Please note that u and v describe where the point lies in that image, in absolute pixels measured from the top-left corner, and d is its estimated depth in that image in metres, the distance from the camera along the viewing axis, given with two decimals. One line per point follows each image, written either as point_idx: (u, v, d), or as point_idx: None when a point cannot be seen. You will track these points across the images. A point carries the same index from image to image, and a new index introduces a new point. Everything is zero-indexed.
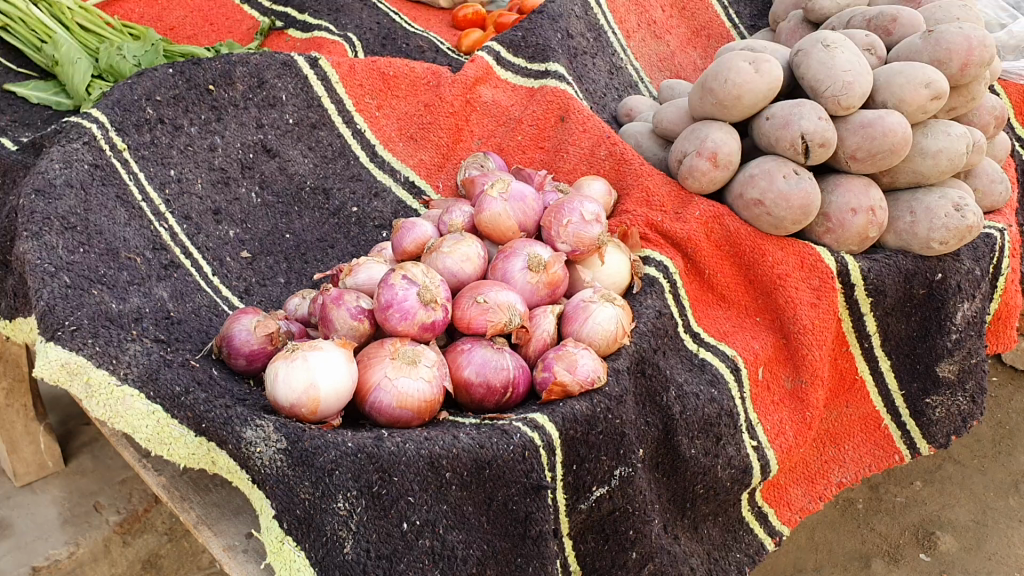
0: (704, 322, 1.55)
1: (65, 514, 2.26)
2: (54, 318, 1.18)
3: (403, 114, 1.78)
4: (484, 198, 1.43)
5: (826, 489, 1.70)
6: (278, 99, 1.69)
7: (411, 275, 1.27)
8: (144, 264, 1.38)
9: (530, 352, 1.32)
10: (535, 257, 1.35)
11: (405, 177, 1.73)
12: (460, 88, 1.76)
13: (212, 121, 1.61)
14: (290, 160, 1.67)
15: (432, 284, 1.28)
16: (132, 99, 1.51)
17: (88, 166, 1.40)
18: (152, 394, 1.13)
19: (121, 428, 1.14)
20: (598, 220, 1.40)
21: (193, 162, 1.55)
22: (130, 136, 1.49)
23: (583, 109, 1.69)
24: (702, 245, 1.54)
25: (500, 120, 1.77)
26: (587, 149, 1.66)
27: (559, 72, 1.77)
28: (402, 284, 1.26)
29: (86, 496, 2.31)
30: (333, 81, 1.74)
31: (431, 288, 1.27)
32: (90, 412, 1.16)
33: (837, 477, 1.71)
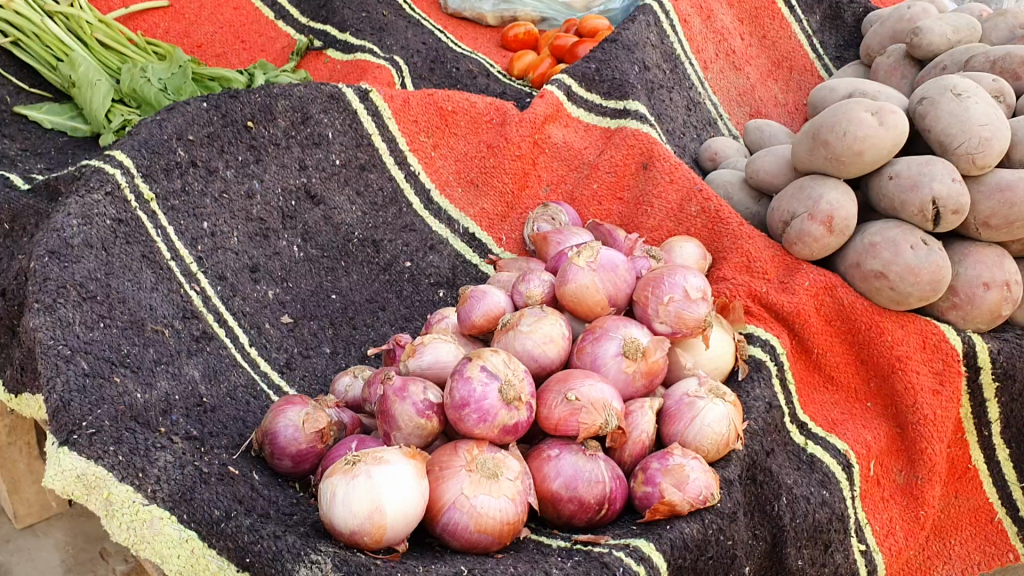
0: (811, 410, 1.35)
1: (70, 562, 1.89)
2: (68, 416, 0.98)
3: (462, 154, 1.58)
4: (569, 266, 1.23)
5: None
6: (324, 136, 1.49)
7: (491, 368, 1.07)
8: (173, 339, 1.18)
9: (625, 457, 1.12)
10: (632, 341, 1.15)
11: (464, 228, 1.53)
12: (528, 128, 1.55)
13: (251, 163, 1.41)
14: (336, 208, 1.47)
15: (515, 377, 1.08)
16: (162, 138, 1.31)
17: (111, 222, 1.21)
18: (185, 518, 0.94)
19: (147, 557, 0.95)
20: (704, 298, 1.20)
21: (228, 211, 1.36)
22: (158, 183, 1.29)
23: (668, 157, 1.49)
24: (812, 319, 1.35)
25: (572, 164, 1.57)
26: (674, 204, 1.46)
27: (640, 112, 1.56)
28: (481, 377, 1.06)
29: (92, 540, 1.93)
30: (385, 117, 1.55)
31: (515, 382, 1.07)
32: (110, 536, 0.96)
33: (940, 575, 1.47)
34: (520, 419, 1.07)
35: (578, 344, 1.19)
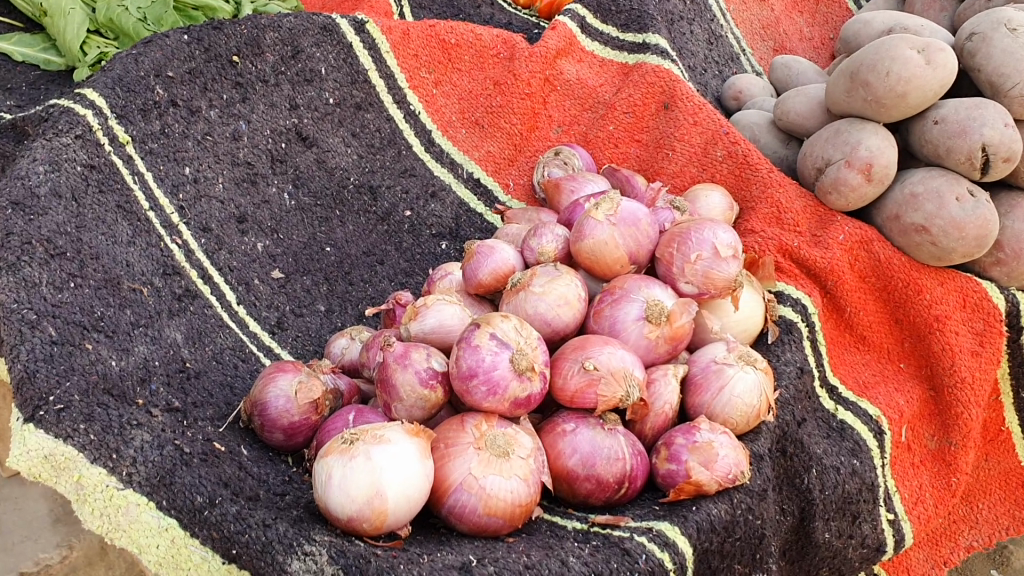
0: (841, 372, 1.26)
1: None
2: (33, 389, 0.88)
3: (466, 92, 1.46)
4: (585, 220, 1.13)
5: (953, 554, 1.37)
6: (316, 72, 1.36)
7: (501, 335, 0.98)
8: (152, 298, 1.08)
9: (646, 430, 1.04)
10: (655, 305, 1.05)
11: (469, 173, 1.43)
12: (539, 63, 1.43)
13: (237, 102, 1.29)
14: (330, 150, 1.36)
15: (528, 346, 0.98)
16: (138, 75, 1.19)
17: (82, 168, 1.10)
18: (165, 504, 0.85)
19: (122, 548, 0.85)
20: (734, 256, 1.09)
21: (212, 155, 1.24)
22: (134, 125, 1.18)
23: (691, 96, 1.37)
24: (845, 276, 1.25)
25: (586, 103, 1.46)
26: (697, 148, 1.34)
27: (660, 47, 1.43)
28: (490, 346, 0.97)
29: None
30: (383, 51, 1.42)
31: (528, 352, 0.98)
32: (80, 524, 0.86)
33: (967, 541, 1.38)
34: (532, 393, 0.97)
35: (594, 305, 1.10)
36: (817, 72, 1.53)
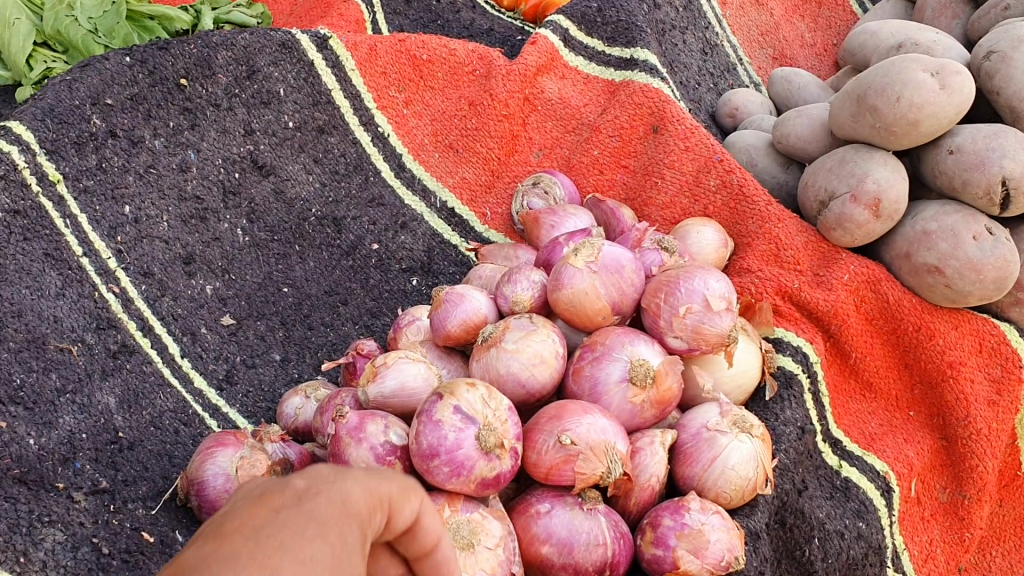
0: (846, 424, 1.14)
1: None
2: None
3: (440, 112, 1.35)
4: (564, 266, 1.02)
5: None
6: (274, 94, 1.25)
7: (466, 409, 0.87)
8: (83, 358, 0.97)
9: (630, 505, 0.93)
10: (640, 365, 0.94)
11: (442, 202, 1.32)
12: (518, 82, 1.32)
13: (185, 129, 1.17)
14: (289, 179, 1.24)
15: (496, 420, 0.87)
16: (72, 104, 1.08)
17: (2, 215, 0.98)
18: None
19: None
20: (729, 308, 0.98)
21: (156, 190, 1.13)
22: (67, 161, 1.06)
23: (681, 118, 1.26)
24: (850, 319, 1.15)
25: (569, 124, 1.35)
26: (689, 175, 1.23)
27: (649, 64, 1.32)
28: (453, 422, 0.86)
29: None
30: (348, 69, 1.31)
31: (496, 427, 0.87)
32: None
33: None
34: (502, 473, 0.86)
35: (573, 363, 0.99)
36: (820, 86, 1.42)
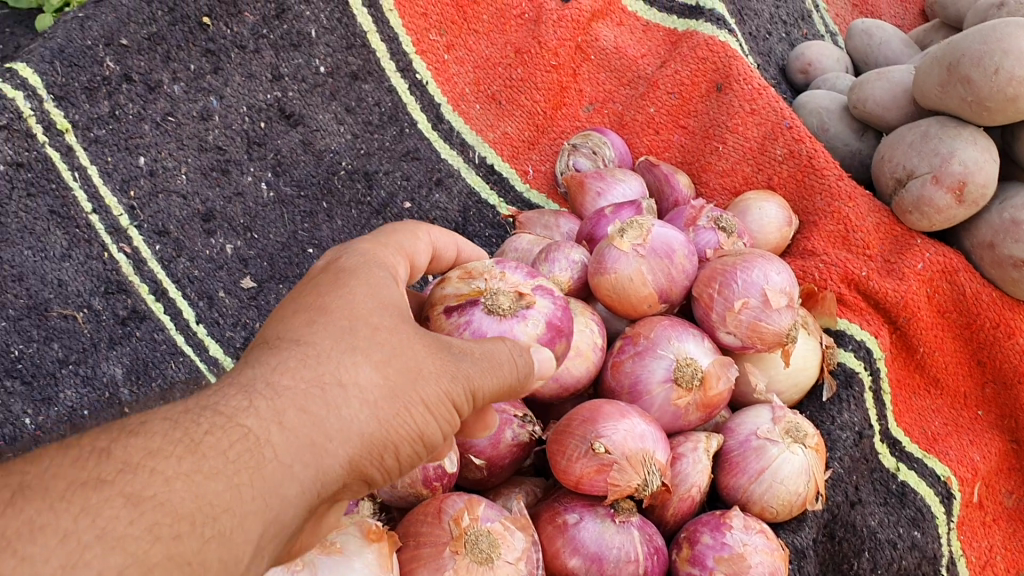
0: (907, 421, 1.04)
1: None
2: None
3: (483, 58, 1.24)
4: (608, 246, 0.93)
5: None
6: (305, 36, 1.15)
7: (453, 305, 0.72)
8: (89, 325, 0.92)
9: (668, 516, 0.86)
10: (686, 365, 0.86)
11: (480, 157, 1.22)
12: (569, 29, 1.22)
13: (208, 73, 1.08)
14: (319, 130, 1.15)
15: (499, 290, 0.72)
16: (83, 44, 0.99)
17: (4, 168, 0.92)
18: None
19: None
20: (790, 304, 0.89)
21: (175, 140, 1.05)
22: (78, 108, 0.98)
23: (747, 76, 1.14)
24: (921, 313, 1.04)
25: (623, 77, 1.24)
26: (754, 142, 1.12)
27: (716, 13, 1.19)
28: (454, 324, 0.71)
29: None
30: (385, 9, 1.19)
31: (496, 291, 0.72)
32: None
33: None
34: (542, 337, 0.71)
35: (614, 355, 0.90)
36: (902, 40, 1.30)
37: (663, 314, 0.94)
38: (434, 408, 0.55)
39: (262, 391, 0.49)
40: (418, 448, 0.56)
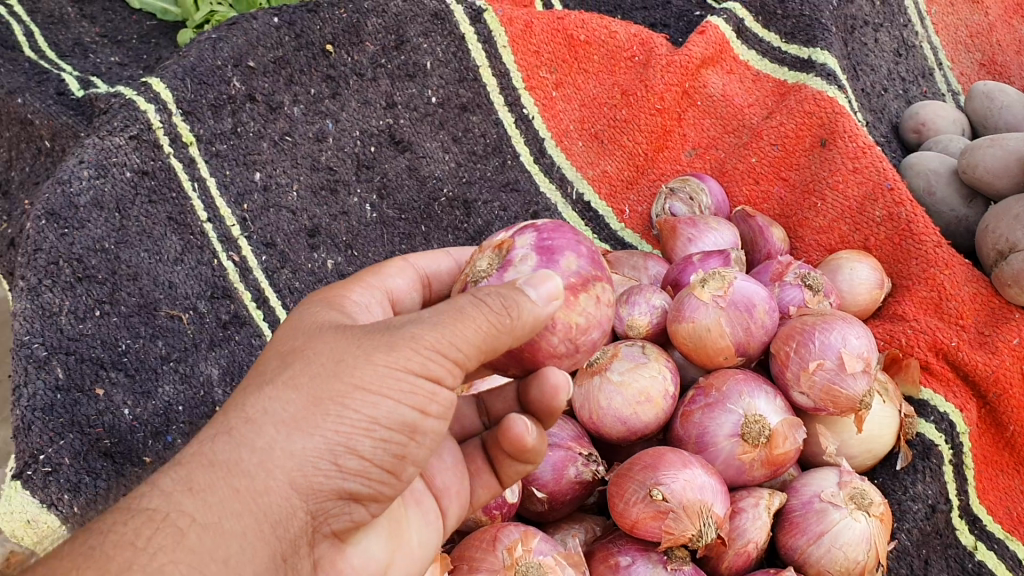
0: (991, 500, 0.98)
1: None
2: (25, 444, 0.79)
3: (590, 97, 1.27)
4: (688, 295, 0.94)
5: None
6: (420, 66, 1.21)
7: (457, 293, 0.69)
8: (192, 327, 0.97)
9: (723, 569, 0.86)
10: (753, 422, 0.86)
11: (578, 194, 1.26)
12: (678, 74, 1.23)
13: (326, 98, 1.15)
14: (425, 157, 1.20)
15: (480, 259, 0.70)
16: (214, 64, 1.06)
17: (132, 174, 0.99)
18: None
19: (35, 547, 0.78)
20: (867, 371, 0.88)
21: (290, 159, 1.11)
22: (203, 123, 1.05)
23: (853, 134, 1.13)
24: (1016, 388, 0.99)
25: (728, 124, 1.24)
26: (853, 201, 1.11)
27: (827, 68, 1.18)
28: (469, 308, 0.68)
29: None
30: (500, 45, 1.25)
31: (479, 262, 0.69)
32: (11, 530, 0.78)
33: None
34: (536, 265, 0.66)
35: (684, 404, 0.91)
36: None
37: (739, 366, 0.95)
38: (381, 389, 0.54)
39: (168, 470, 0.51)
40: (394, 429, 0.55)
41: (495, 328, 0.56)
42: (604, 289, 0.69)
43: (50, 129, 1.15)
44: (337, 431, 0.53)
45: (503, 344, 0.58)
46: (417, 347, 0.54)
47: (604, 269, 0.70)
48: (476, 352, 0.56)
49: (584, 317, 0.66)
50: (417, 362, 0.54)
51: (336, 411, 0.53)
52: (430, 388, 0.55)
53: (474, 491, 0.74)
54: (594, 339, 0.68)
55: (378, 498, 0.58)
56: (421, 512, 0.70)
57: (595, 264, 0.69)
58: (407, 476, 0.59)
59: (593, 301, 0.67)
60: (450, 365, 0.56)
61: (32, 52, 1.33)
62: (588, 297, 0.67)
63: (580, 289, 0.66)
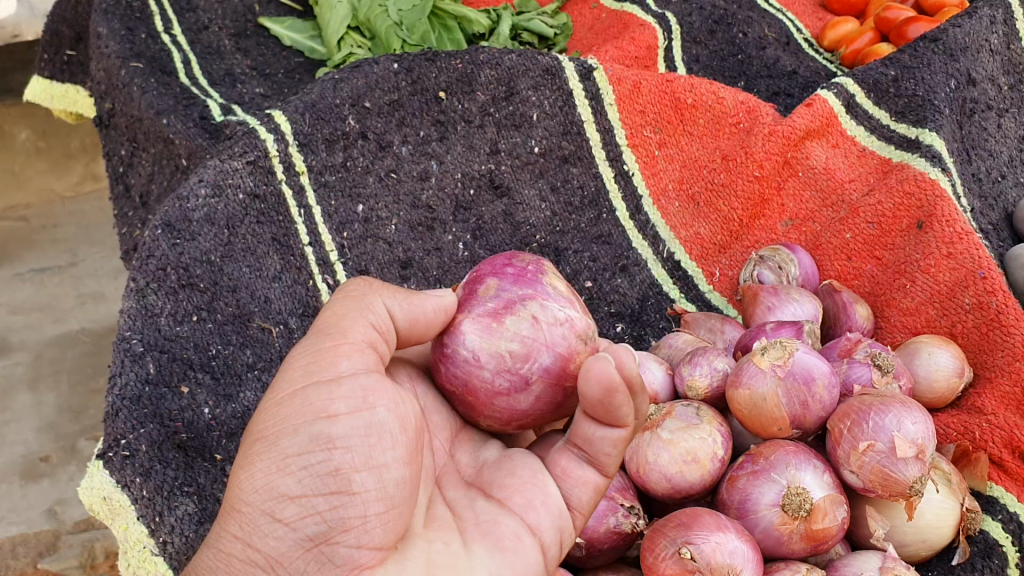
0: None
1: None
2: (111, 428, 0.87)
3: (692, 159, 1.30)
4: (749, 362, 0.94)
5: None
6: (527, 118, 1.27)
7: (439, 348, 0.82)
8: (280, 339, 1.05)
9: None
10: (795, 494, 0.86)
11: (669, 253, 1.29)
12: (780, 144, 1.24)
13: (433, 140, 1.22)
14: (522, 204, 1.26)
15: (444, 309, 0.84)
16: (333, 103, 1.15)
17: (245, 196, 1.07)
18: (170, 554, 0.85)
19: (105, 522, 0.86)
20: (919, 456, 0.86)
21: (392, 195, 1.19)
22: (316, 155, 1.14)
23: (950, 219, 1.10)
24: None
25: (828, 198, 1.24)
26: (943, 285, 1.09)
27: (932, 149, 1.16)
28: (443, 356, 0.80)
29: None
30: (607, 102, 1.30)
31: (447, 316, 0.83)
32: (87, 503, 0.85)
33: None
34: (474, 297, 0.79)
35: (732, 470, 0.91)
36: None
37: (795, 438, 0.94)
38: (277, 428, 0.66)
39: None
40: (308, 453, 0.65)
41: (357, 317, 0.72)
42: (539, 307, 0.77)
43: (187, 149, 1.27)
44: (261, 494, 0.65)
45: (379, 319, 0.74)
46: (294, 378, 0.69)
47: (541, 288, 0.79)
48: (356, 334, 0.71)
49: (519, 328, 0.76)
50: (302, 379, 0.68)
51: (247, 475, 0.65)
52: (324, 397, 0.66)
53: (570, 493, 0.77)
54: (545, 361, 0.76)
55: (352, 525, 0.65)
56: (499, 547, 0.72)
57: (523, 286, 0.78)
58: (367, 484, 0.66)
59: (523, 322, 0.76)
60: (337, 360, 0.69)
61: (185, 79, 1.45)
62: (514, 319, 0.76)
63: (502, 316, 0.77)
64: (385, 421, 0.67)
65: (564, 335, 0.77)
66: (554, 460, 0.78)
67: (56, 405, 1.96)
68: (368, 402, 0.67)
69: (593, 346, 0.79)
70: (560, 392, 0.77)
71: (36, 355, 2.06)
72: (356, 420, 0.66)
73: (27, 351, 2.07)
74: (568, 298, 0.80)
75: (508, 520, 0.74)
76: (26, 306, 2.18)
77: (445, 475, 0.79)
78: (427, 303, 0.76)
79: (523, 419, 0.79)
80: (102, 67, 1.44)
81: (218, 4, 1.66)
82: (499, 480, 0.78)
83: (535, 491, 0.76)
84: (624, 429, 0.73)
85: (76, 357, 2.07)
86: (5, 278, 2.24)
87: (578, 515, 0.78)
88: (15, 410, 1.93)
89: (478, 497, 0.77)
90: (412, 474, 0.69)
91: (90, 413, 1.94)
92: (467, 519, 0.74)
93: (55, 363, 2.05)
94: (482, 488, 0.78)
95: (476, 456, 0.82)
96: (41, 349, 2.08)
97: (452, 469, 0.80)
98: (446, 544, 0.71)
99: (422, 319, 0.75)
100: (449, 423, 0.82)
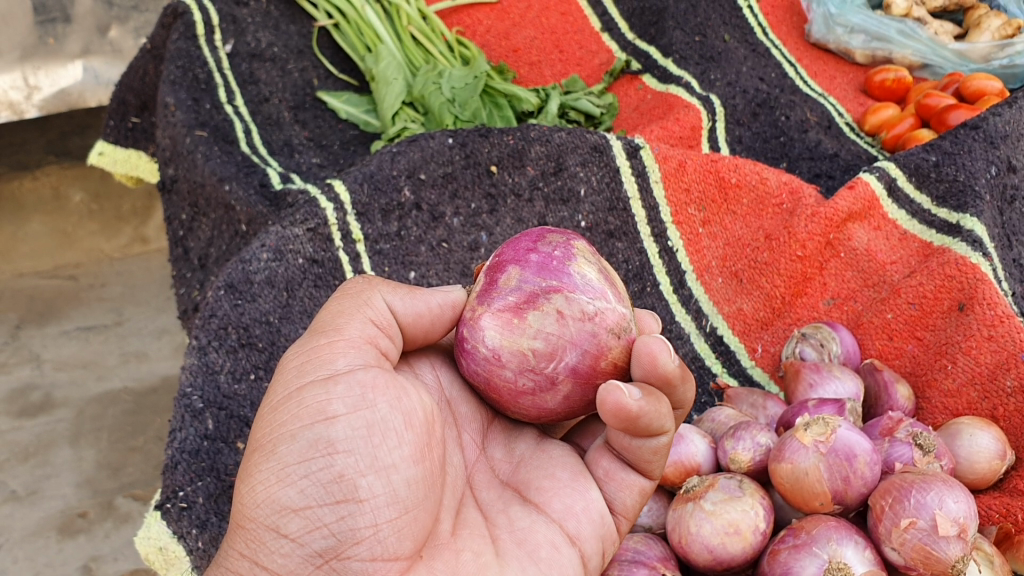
0: None
1: None
2: (170, 479, 0.91)
3: (735, 238, 1.34)
4: (792, 437, 0.96)
5: None
6: (574, 193, 1.31)
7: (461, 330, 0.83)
8: None
9: None
10: (837, 569, 0.86)
11: (712, 327, 1.33)
12: (822, 225, 1.27)
13: (484, 212, 1.27)
14: None
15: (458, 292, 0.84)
16: (390, 173, 1.19)
17: (304, 261, 1.12)
18: None
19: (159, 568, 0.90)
20: (960, 536, 0.87)
21: (443, 263, 1.23)
22: (372, 224, 1.18)
23: (991, 302, 1.11)
24: None
25: (869, 279, 1.26)
26: (985, 367, 1.10)
27: (973, 234, 1.17)
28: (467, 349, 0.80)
29: None
30: (653, 180, 1.35)
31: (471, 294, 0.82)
32: (140, 551, 0.89)
33: None
34: (502, 287, 0.78)
35: (773, 544, 0.92)
36: None
37: (837, 514, 0.95)
38: (270, 437, 0.69)
39: None
40: (309, 460, 0.67)
41: (354, 315, 0.76)
42: (565, 300, 0.76)
43: (247, 215, 1.32)
44: (264, 508, 0.67)
45: (378, 314, 0.77)
46: (286, 386, 0.72)
47: (568, 279, 0.77)
48: (352, 331, 0.74)
49: (551, 328, 0.75)
50: (297, 380, 0.72)
51: (247, 489, 0.68)
52: (321, 398, 0.69)
53: (614, 497, 0.81)
54: (571, 360, 0.76)
55: (363, 536, 0.67)
56: (534, 558, 0.74)
57: (547, 277, 0.77)
58: (374, 488, 0.67)
59: (547, 317, 0.76)
60: (327, 362, 0.72)
61: (246, 148, 1.51)
62: (537, 314, 0.76)
63: (525, 311, 0.76)
64: (387, 417, 0.69)
65: (592, 330, 0.76)
66: (597, 460, 0.82)
67: (95, 461, 1.99)
68: (368, 400, 0.69)
69: (628, 337, 0.78)
70: (589, 390, 0.78)
71: (77, 412, 2.10)
72: (355, 420, 0.68)
73: (69, 408, 2.11)
74: (599, 288, 0.78)
75: (544, 528, 0.77)
76: (71, 363, 2.23)
77: (478, 474, 0.82)
78: (433, 297, 0.80)
79: (551, 415, 0.80)
80: (168, 135, 1.50)
81: (280, 77, 1.75)
82: (537, 483, 0.80)
83: (576, 497, 0.79)
84: (664, 437, 0.75)
85: (117, 415, 2.11)
86: (53, 335, 2.30)
87: (623, 518, 0.82)
88: (54, 465, 1.97)
89: (514, 501, 0.80)
90: (424, 474, 0.70)
91: (127, 471, 1.97)
92: (500, 527, 0.77)
93: (96, 420, 2.09)
94: (518, 489, 0.81)
95: (511, 450, 0.84)
96: (83, 406, 2.12)
97: (485, 467, 0.82)
98: (476, 554, 0.73)
99: (427, 313, 0.80)
100: (477, 417, 0.84)
